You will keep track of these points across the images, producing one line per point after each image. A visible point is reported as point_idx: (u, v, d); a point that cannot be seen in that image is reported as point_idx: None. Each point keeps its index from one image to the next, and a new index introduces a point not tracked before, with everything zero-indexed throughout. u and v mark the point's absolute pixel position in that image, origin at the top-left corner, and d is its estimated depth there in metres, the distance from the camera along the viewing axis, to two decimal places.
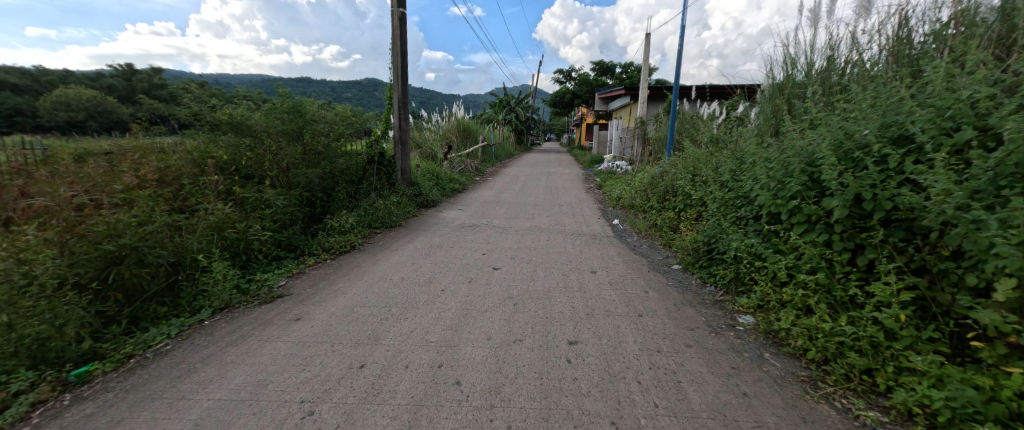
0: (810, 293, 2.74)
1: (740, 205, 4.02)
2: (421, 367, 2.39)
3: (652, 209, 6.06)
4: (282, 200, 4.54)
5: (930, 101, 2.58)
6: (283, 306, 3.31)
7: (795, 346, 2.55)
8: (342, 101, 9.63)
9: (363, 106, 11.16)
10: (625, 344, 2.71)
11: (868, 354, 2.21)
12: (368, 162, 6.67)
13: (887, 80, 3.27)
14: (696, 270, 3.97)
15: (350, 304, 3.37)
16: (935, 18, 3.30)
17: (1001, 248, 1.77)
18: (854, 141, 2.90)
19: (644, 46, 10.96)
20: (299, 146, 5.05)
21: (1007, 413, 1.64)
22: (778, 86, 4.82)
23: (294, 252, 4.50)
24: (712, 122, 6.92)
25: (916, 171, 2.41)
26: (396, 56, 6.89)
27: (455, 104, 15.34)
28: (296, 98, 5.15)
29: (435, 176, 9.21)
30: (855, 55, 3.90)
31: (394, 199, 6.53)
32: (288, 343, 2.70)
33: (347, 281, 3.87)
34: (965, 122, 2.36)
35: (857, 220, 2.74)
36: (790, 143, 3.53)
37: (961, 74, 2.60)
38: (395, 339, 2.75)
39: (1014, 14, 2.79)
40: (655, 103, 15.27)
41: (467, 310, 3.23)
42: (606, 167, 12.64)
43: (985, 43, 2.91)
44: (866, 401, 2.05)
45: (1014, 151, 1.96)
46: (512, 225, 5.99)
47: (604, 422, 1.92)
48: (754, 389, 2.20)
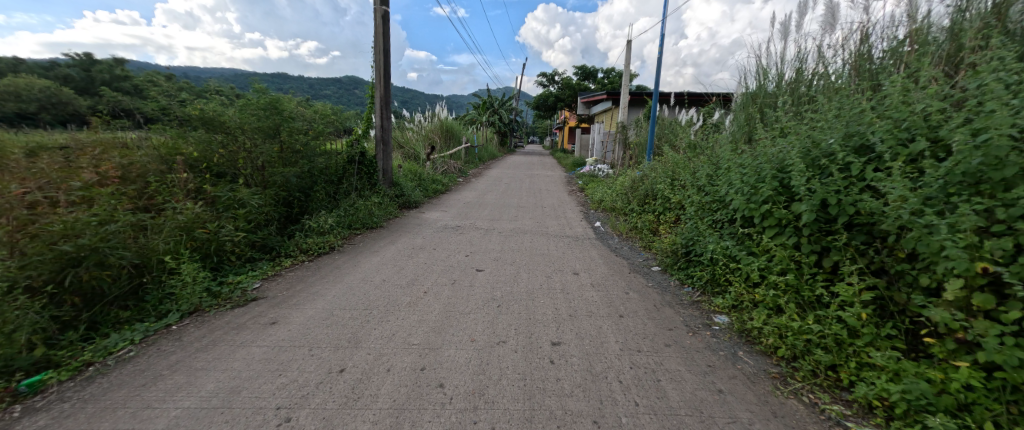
0: (780, 293, 2.89)
1: (716, 209, 4.16)
2: (403, 370, 2.37)
3: (632, 211, 6.20)
4: (256, 200, 4.36)
5: (888, 113, 2.79)
6: (256, 310, 3.19)
7: (766, 344, 2.68)
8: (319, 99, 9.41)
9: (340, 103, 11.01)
10: (607, 344, 2.77)
11: (833, 351, 2.36)
12: (349, 162, 6.54)
13: (850, 92, 3.47)
14: (675, 271, 4.09)
15: (329, 307, 3.29)
16: (892, 36, 3.53)
17: (951, 250, 1.93)
18: (820, 149, 3.10)
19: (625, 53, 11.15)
20: (276, 144, 4.87)
21: (955, 404, 1.82)
22: (751, 95, 5.02)
23: (269, 254, 4.35)
24: (690, 128, 7.13)
25: (876, 178, 2.59)
26: (378, 54, 6.79)
27: (438, 104, 15.22)
28: (273, 94, 4.95)
29: (416, 177, 9.08)
30: (822, 68, 4.12)
31: (375, 200, 6.42)
32: (262, 348, 2.62)
33: (325, 283, 3.77)
34: (919, 133, 2.56)
35: (823, 224, 2.91)
36: (763, 150, 3.68)
37: (915, 88, 2.81)
38: (376, 342, 2.71)
39: (961, 35, 3.03)
40: (635, 108, 15.49)
41: (451, 312, 3.21)
42: (589, 170, 12.78)
43: (936, 60, 3.14)
44: (831, 396, 2.18)
45: (961, 161, 2.15)
46: (495, 227, 5.98)
47: (587, 422, 1.96)
48: (729, 386, 2.31)
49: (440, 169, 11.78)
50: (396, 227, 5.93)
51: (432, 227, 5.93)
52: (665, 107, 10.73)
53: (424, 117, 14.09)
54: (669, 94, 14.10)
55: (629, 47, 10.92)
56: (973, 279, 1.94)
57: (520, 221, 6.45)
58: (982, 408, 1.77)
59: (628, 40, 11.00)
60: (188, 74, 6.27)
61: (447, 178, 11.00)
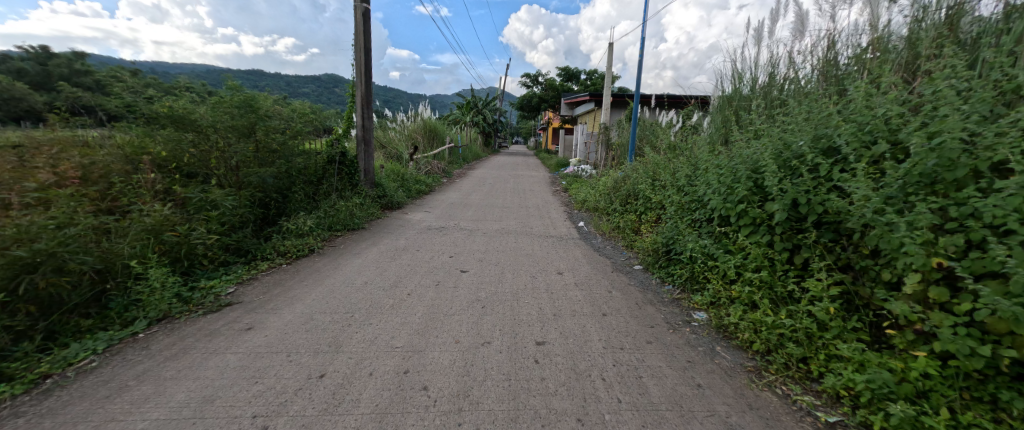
0: (755, 289, 3.00)
1: (694, 208, 4.28)
2: (386, 374, 2.33)
3: (614, 211, 6.30)
4: (230, 201, 4.19)
5: (853, 117, 2.94)
6: (230, 316, 3.07)
7: (742, 339, 2.78)
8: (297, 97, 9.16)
9: (319, 102, 10.73)
10: (591, 342, 2.81)
11: (804, 344, 2.47)
12: (328, 162, 6.39)
13: (819, 96, 3.64)
14: (656, 270, 4.18)
15: (308, 311, 3.20)
16: (856, 44, 3.72)
17: (910, 246, 2.06)
18: (791, 151, 3.24)
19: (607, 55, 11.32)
20: (251, 143, 4.70)
21: (914, 392, 1.94)
22: (727, 98, 5.20)
23: (244, 257, 4.20)
24: (669, 129, 7.30)
25: (841, 178, 2.73)
26: (359, 53, 6.66)
27: (420, 104, 15.06)
28: (248, 92, 4.77)
29: (399, 177, 8.95)
30: (792, 73, 4.30)
31: (357, 201, 6.29)
32: (237, 355, 2.52)
33: (304, 287, 3.67)
34: (880, 136, 2.71)
35: (794, 222, 3.05)
36: (738, 151, 3.81)
37: (877, 94, 2.97)
38: (357, 346, 2.65)
39: (917, 43, 3.22)
40: (616, 110, 15.76)
41: (435, 313, 3.18)
42: (573, 170, 12.89)
43: (896, 67, 3.32)
44: (803, 387, 2.29)
45: (918, 163, 2.29)
46: (479, 228, 5.96)
47: (571, 420, 1.98)
48: (707, 380, 2.38)
49: (423, 169, 11.65)
50: (378, 228, 5.82)
51: (415, 228, 5.85)
52: (645, 109, 10.93)
53: (407, 117, 13.94)
54: (649, 96, 14.41)
55: (610, 49, 11.09)
56: (930, 273, 2.07)
57: (505, 222, 6.45)
58: (938, 394, 1.90)
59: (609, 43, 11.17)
60: (155, 69, 5.99)
61: (430, 178, 10.88)
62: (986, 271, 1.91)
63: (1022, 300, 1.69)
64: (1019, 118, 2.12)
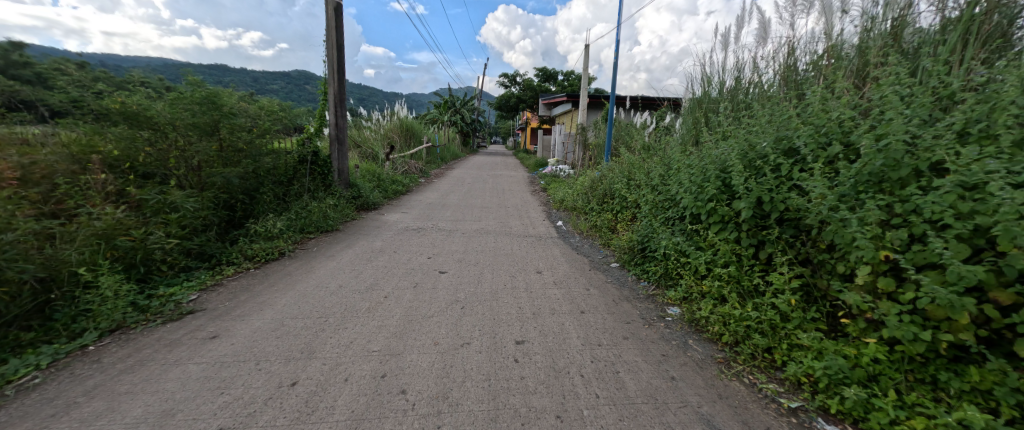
0: (724, 284, 3.14)
1: (667, 206, 4.41)
2: (362, 379, 2.28)
3: (592, 210, 6.41)
4: (192, 203, 3.96)
5: (810, 120, 3.13)
6: (193, 324, 2.91)
7: (713, 332, 2.91)
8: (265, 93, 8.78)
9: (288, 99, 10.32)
10: (570, 340, 2.85)
11: (769, 334, 2.62)
12: (300, 161, 6.15)
13: (781, 100, 3.85)
14: (632, 267, 4.29)
15: (279, 316, 3.08)
16: (813, 51, 3.96)
17: (861, 241, 2.22)
18: (755, 152, 3.41)
19: (583, 57, 11.47)
20: (214, 141, 4.46)
21: (866, 376, 2.10)
22: (697, 100, 5.39)
23: (208, 262, 3.98)
24: (644, 130, 7.49)
25: (801, 178, 2.90)
26: (331, 49, 6.47)
27: (396, 103, 14.78)
28: (210, 87, 4.51)
29: (374, 177, 8.73)
30: (756, 77, 4.52)
31: (330, 202, 6.09)
32: (201, 365, 2.39)
33: (275, 292, 3.52)
34: (835, 138, 2.90)
35: (758, 219, 3.21)
36: (708, 151, 3.97)
37: (831, 98, 3.18)
38: (332, 351, 2.57)
39: (867, 52, 3.46)
40: (593, 111, 16.02)
41: (413, 315, 3.14)
42: (551, 170, 12.99)
43: (848, 73, 3.56)
44: (767, 376, 2.43)
45: (868, 163, 2.47)
46: (458, 228, 5.91)
47: (550, 417, 2.01)
48: (680, 373, 2.48)
49: (400, 169, 11.44)
50: (353, 230, 5.66)
51: (392, 229, 5.73)
52: (621, 110, 11.16)
53: (383, 116, 13.69)
54: (624, 98, 14.73)
55: (586, 51, 11.26)
56: (878, 265, 2.24)
57: (483, 222, 6.43)
58: (886, 377, 2.07)
59: (585, 45, 11.34)
60: (105, 61, 5.56)
61: (407, 178, 10.69)
62: (925, 263, 2.07)
63: (956, 288, 1.85)
64: (952, 122, 2.32)
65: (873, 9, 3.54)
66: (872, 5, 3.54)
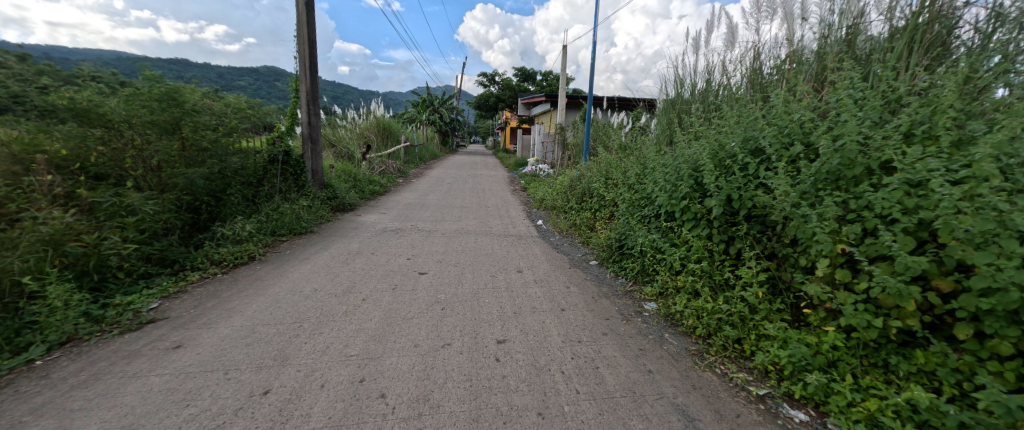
0: (697, 278, 3.27)
1: (643, 205, 4.53)
2: (339, 384, 2.22)
3: (571, 209, 6.48)
4: (151, 206, 3.73)
5: (774, 121, 3.30)
6: (155, 334, 2.74)
7: (687, 325, 3.02)
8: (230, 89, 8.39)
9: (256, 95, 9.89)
10: (550, 337, 2.88)
11: (738, 326, 2.74)
12: (270, 161, 5.91)
13: (748, 102, 4.03)
14: (610, 264, 4.38)
15: (249, 323, 2.95)
16: (776, 56, 4.17)
17: (820, 236, 2.36)
18: (725, 152, 3.56)
19: (561, 57, 11.56)
20: (175, 140, 4.21)
21: (826, 362, 2.25)
22: (670, 101, 5.56)
23: (170, 267, 3.76)
24: (621, 130, 7.64)
25: (766, 176, 3.05)
26: (301, 45, 6.26)
27: (372, 101, 14.46)
28: (170, 83, 4.24)
29: (350, 177, 8.50)
30: (725, 80, 4.71)
31: (303, 203, 5.87)
32: (164, 376, 2.26)
33: (244, 297, 3.37)
34: (796, 138, 3.07)
35: (728, 216, 3.35)
36: (681, 151, 4.10)
37: (793, 101, 3.35)
38: (306, 357, 2.49)
39: (824, 57, 3.68)
40: (571, 111, 16.19)
41: (392, 318, 3.08)
42: (530, 169, 13.04)
43: (808, 77, 3.77)
44: (738, 365, 2.55)
45: (826, 162, 2.63)
46: (438, 228, 5.84)
47: (532, 414, 2.03)
48: (657, 366, 2.56)
49: (378, 169, 11.17)
50: (328, 231, 5.50)
51: (370, 231, 5.60)
52: (598, 110, 11.34)
53: (358, 115, 13.36)
54: (601, 98, 14.97)
55: (564, 52, 11.37)
56: (836, 258, 2.39)
57: (463, 222, 6.38)
58: (844, 363, 2.21)
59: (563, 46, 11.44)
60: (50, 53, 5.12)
61: (384, 178, 10.46)
62: (877, 255, 2.21)
63: (903, 277, 2.00)
64: (899, 124, 2.51)
65: (830, 16, 3.76)
66: (829, 13, 3.76)
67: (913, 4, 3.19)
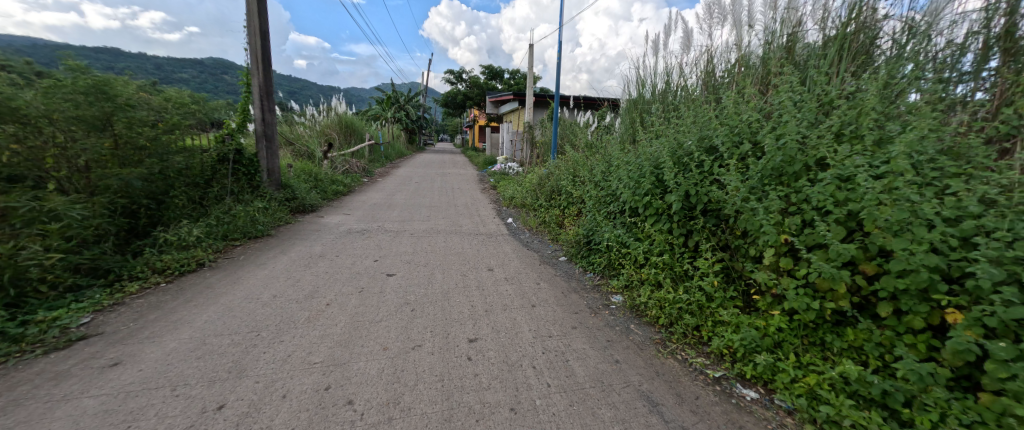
0: (659, 270, 3.43)
1: (609, 201, 4.67)
2: (302, 393, 2.12)
3: (540, 206, 6.56)
4: (79, 211, 3.35)
5: (726, 121, 3.52)
6: (88, 352, 2.48)
7: (651, 316, 3.18)
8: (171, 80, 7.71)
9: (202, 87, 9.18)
10: (521, 334, 2.91)
11: (697, 314, 2.92)
12: (219, 160, 5.48)
13: (703, 103, 4.27)
14: (579, 260, 4.49)
15: (199, 334, 2.74)
16: (727, 60, 4.44)
17: (767, 228, 2.57)
18: (682, 150, 3.75)
19: (528, 56, 11.61)
20: (107, 138, 3.79)
21: (772, 344, 2.45)
22: (633, 101, 5.76)
23: (103, 278, 3.40)
24: (587, 129, 7.82)
25: (719, 173, 3.25)
26: (253, 37, 5.89)
27: (334, 98, 13.96)
28: (99, 74, 3.79)
29: (311, 177, 8.08)
30: (682, 81, 4.95)
31: (259, 205, 5.51)
32: (100, 397, 2.05)
33: (193, 307, 3.13)
34: (745, 137, 3.30)
35: (686, 210, 3.54)
36: (642, 149, 4.27)
37: (742, 102, 3.59)
38: (265, 368, 2.35)
39: (768, 62, 3.97)
40: (539, 109, 16.32)
41: (358, 322, 2.98)
42: (500, 168, 13.01)
43: (756, 80, 4.06)
44: (697, 351, 2.72)
45: (771, 159, 2.85)
46: (406, 229, 5.70)
47: (505, 410, 2.05)
48: (624, 356, 2.67)
49: (341, 169, 10.63)
50: (287, 234, 5.20)
51: (333, 233, 5.36)
52: (566, 109, 11.51)
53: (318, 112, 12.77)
54: (567, 97, 15.21)
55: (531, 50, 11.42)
56: (781, 247, 2.60)
57: (432, 221, 6.27)
58: (788, 343, 2.43)
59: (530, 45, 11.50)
60: None
61: (347, 177, 10.03)
62: (814, 243, 2.43)
63: (835, 263, 2.21)
64: (832, 124, 2.76)
65: (773, 24, 4.05)
66: (772, 21, 4.06)
67: (843, 15, 3.50)
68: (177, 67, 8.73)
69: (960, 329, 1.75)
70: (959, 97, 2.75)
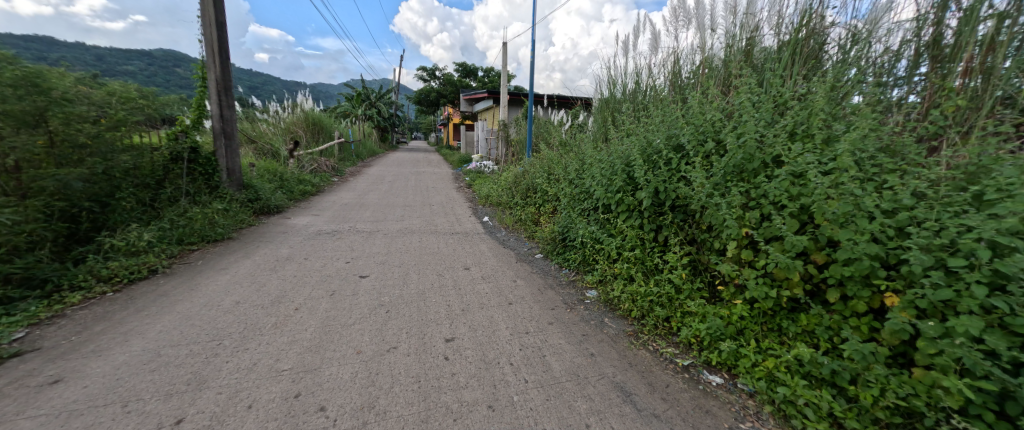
0: (631, 265, 3.54)
1: (583, 198, 4.74)
2: (270, 402, 2.03)
3: (516, 204, 6.57)
4: (10, 215, 3.03)
5: (692, 120, 3.66)
6: (24, 369, 2.25)
7: (624, 309, 3.27)
8: (116, 72, 7.12)
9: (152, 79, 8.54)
10: (498, 331, 2.92)
11: (667, 306, 3.04)
12: (172, 159, 5.12)
13: (670, 102, 4.42)
14: (555, 256, 4.55)
15: (152, 344, 2.56)
16: (693, 62, 4.61)
17: (729, 222, 2.71)
18: (652, 148, 3.87)
19: (503, 54, 11.56)
20: (41, 135, 3.42)
21: (736, 331, 2.59)
22: (605, 100, 5.88)
23: (39, 288, 3.09)
24: (561, 127, 7.90)
25: (686, 170, 3.39)
26: (207, 27, 5.53)
27: (301, 94, 13.49)
28: (28, 64, 3.43)
29: (276, 177, 7.68)
30: (651, 81, 5.10)
31: (218, 207, 5.19)
32: (38, 418, 1.88)
33: (146, 316, 2.91)
34: (710, 135, 3.45)
35: (656, 206, 3.66)
36: (614, 147, 4.38)
37: (706, 102, 3.75)
38: (228, 377, 2.23)
39: (730, 64, 4.16)
40: (514, 108, 16.31)
41: (330, 326, 2.88)
42: (475, 166, 12.90)
43: (719, 82, 4.24)
44: (667, 341, 2.84)
45: (733, 157, 3.00)
46: (379, 229, 5.55)
47: (482, 408, 2.06)
48: (598, 349, 2.74)
49: (309, 168, 10.12)
50: (250, 237, 4.92)
51: (301, 234, 5.13)
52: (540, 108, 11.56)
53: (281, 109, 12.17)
54: (541, 96, 15.28)
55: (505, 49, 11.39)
56: (742, 240, 2.75)
57: (406, 221, 6.13)
58: (749, 330, 2.57)
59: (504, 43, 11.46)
60: None
61: (315, 176, 9.63)
62: (772, 236, 2.58)
63: (790, 254, 2.36)
64: (786, 124, 2.94)
65: (733, 29, 4.25)
66: (732, 26, 4.25)
67: (795, 22, 3.73)
68: (121, 58, 8.02)
69: (896, 311, 1.91)
70: (894, 100, 3.00)
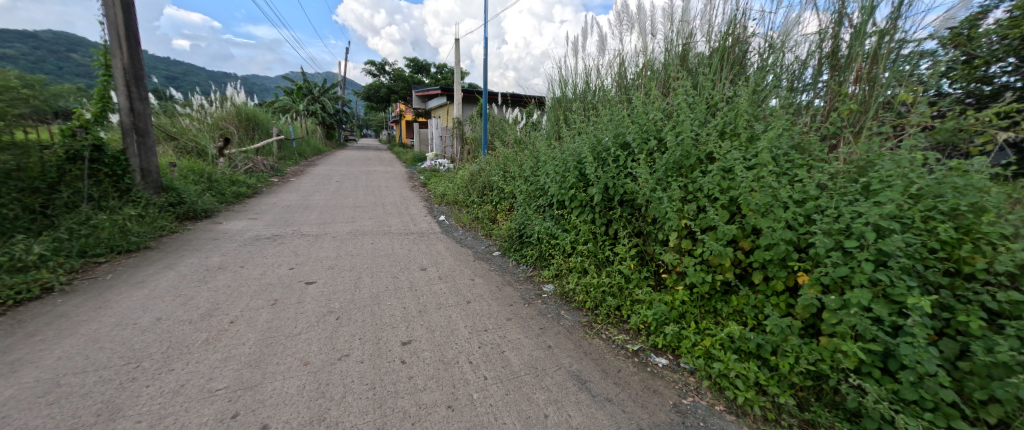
0: (585, 258, 3.68)
1: (538, 195, 4.82)
2: (202, 426, 1.83)
3: (472, 202, 6.51)
4: None
5: (636, 119, 3.86)
6: None
7: (579, 301, 3.40)
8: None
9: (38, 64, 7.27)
10: (457, 331, 2.88)
11: (618, 295, 3.19)
12: (69, 159, 4.41)
13: (618, 102, 4.63)
14: (512, 253, 4.58)
15: (48, 373, 2.19)
16: (636, 63, 4.85)
17: (670, 215, 2.90)
18: (601, 145, 4.03)
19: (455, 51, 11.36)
20: None
21: (678, 315, 2.79)
22: (557, 99, 6.01)
23: None
24: (515, 125, 7.94)
25: (632, 166, 3.56)
26: (109, 7, 4.79)
27: (230, 86, 12.28)
28: None
29: (202, 177, 6.90)
30: (598, 81, 5.30)
31: (132, 212, 4.56)
32: None
33: (40, 341, 2.49)
34: (653, 133, 3.65)
35: (606, 201, 3.81)
36: (566, 145, 4.50)
37: (649, 102, 3.97)
38: (148, 404, 1.97)
39: (670, 67, 4.43)
40: (468, 106, 16.08)
41: (271, 337, 2.66)
42: (429, 164, 12.55)
43: (660, 83, 4.51)
44: (618, 329, 2.99)
45: (673, 154, 3.21)
46: (326, 232, 5.21)
47: (442, 408, 2.02)
48: (555, 341, 2.81)
49: (242, 168, 9.19)
50: (173, 245, 4.38)
51: (235, 240, 4.67)
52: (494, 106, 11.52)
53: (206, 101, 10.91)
54: (495, 95, 15.22)
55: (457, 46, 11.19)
56: (682, 231, 2.96)
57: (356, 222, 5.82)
58: (690, 313, 2.78)
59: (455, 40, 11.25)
60: None
61: (251, 176, 8.80)
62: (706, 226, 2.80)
63: (722, 242, 2.58)
64: (717, 123, 3.21)
65: (671, 34, 4.53)
66: (671, 31, 4.53)
67: (723, 30, 4.07)
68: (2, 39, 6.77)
69: (806, 288, 2.16)
70: (802, 103, 3.40)
